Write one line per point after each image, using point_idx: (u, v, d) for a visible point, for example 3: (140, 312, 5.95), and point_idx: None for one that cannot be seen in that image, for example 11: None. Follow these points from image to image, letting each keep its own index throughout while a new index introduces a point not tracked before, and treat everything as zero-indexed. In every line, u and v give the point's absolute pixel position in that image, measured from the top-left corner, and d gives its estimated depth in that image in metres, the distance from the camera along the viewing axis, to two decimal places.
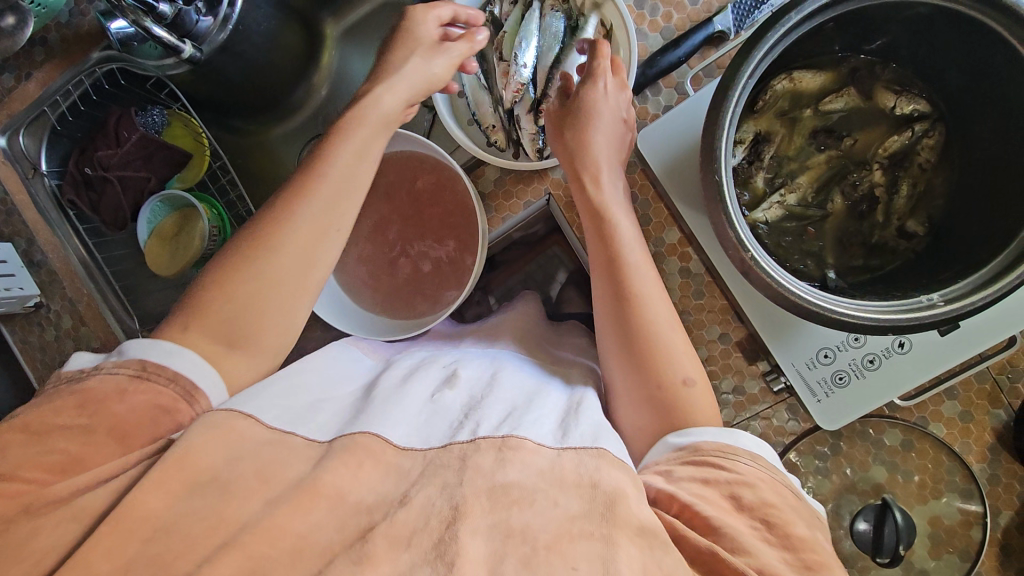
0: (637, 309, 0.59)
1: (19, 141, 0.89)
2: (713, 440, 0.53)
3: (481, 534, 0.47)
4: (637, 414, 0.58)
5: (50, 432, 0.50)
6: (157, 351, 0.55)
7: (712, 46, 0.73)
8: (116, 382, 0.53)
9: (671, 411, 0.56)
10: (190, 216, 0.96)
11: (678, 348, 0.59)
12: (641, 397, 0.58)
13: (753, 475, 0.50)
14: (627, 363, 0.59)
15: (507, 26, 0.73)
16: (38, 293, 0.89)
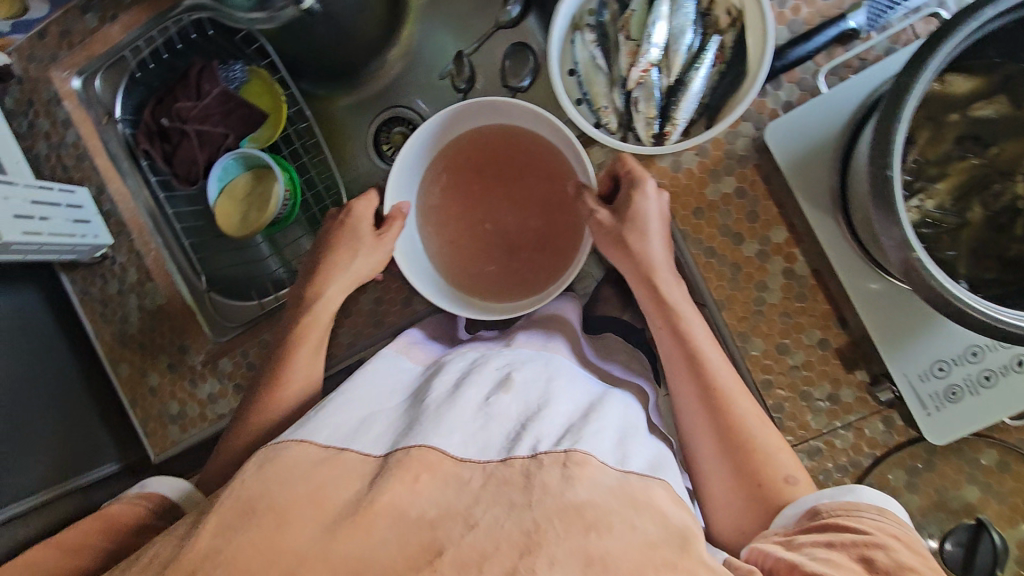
0: (725, 408, 0.66)
1: (95, 84, 0.88)
2: (832, 501, 0.57)
3: (559, 566, 0.49)
4: (736, 502, 0.64)
5: (80, 548, 0.59)
6: (174, 489, 0.66)
7: (840, 44, 0.71)
8: (137, 515, 0.62)
9: (770, 503, 0.62)
10: (265, 176, 0.93)
11: (771, 446, 0.64)
12: (746, 492, 0.63)
13: (881, 536, 0.53)
14: (730, 462, 0.64)
15: (635, 4, 0.72)
16: (111, 243, 0.86)
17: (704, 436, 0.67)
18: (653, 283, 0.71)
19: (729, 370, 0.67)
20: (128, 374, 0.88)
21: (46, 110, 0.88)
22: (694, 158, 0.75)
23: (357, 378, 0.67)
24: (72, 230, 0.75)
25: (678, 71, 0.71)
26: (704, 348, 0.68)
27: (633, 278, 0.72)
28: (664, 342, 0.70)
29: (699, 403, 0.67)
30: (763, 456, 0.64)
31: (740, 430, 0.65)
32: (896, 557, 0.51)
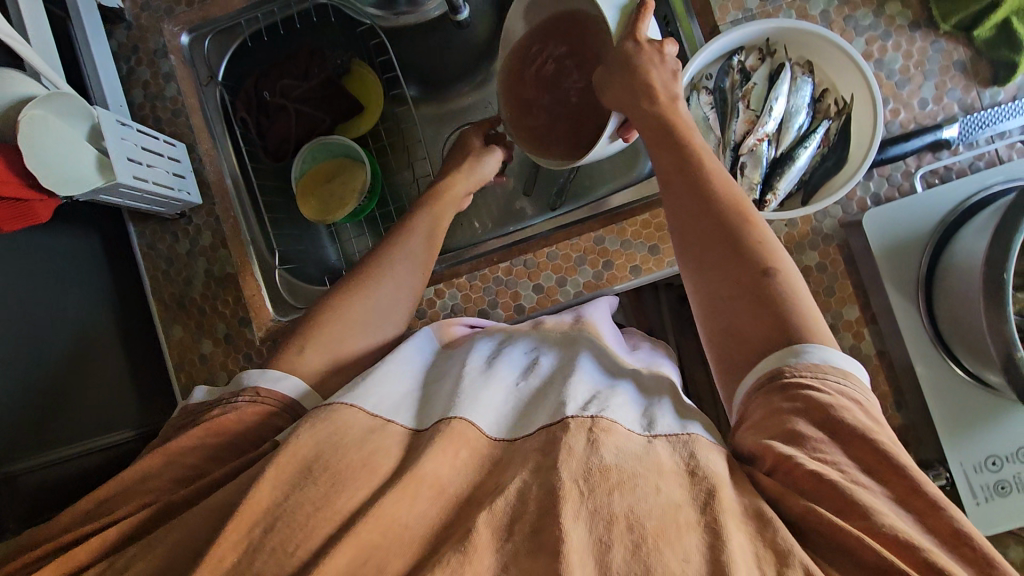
0: (712, 202, 0.57)
1: (203, 44, 0.87)
2: (793, 359, 0.48)
3: (583, 522, 0.45)
4: (730, 337, 0.52)
5: (184, 452, 0.56)
6: (267, 378, 0.61)
7: (931, 152, 0.77)
8: (235, 410, 0.59)
9: (765, 301, 0.51)
10: (348, 166, 0.93)
11: (759, 240, 0.54)
12: (723, 307, 0.53)
13: (849, 405, 0.45)
14: (708, 266, 0.55)
15: (758, 77, 0.77)
16: (197, 202, 0.84)
17: (682, 249, 0.58)
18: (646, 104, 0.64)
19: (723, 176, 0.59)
20: (179, 338, 0.85)
21: (150, 59, 0.87)
22: (783, 227, 0.78)
23: (397, 352, 0.65)
24: (171, 181, 0.74)
25: (787, 146, 0.78)
26: (683, 163, 0.60)
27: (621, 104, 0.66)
28: (659, 162, 0.62)
29: (686, 202, 0.58)
30: (756, 250, 0.54)
31: (734, 222, 0.55)
32: (864, 421, 0.45)
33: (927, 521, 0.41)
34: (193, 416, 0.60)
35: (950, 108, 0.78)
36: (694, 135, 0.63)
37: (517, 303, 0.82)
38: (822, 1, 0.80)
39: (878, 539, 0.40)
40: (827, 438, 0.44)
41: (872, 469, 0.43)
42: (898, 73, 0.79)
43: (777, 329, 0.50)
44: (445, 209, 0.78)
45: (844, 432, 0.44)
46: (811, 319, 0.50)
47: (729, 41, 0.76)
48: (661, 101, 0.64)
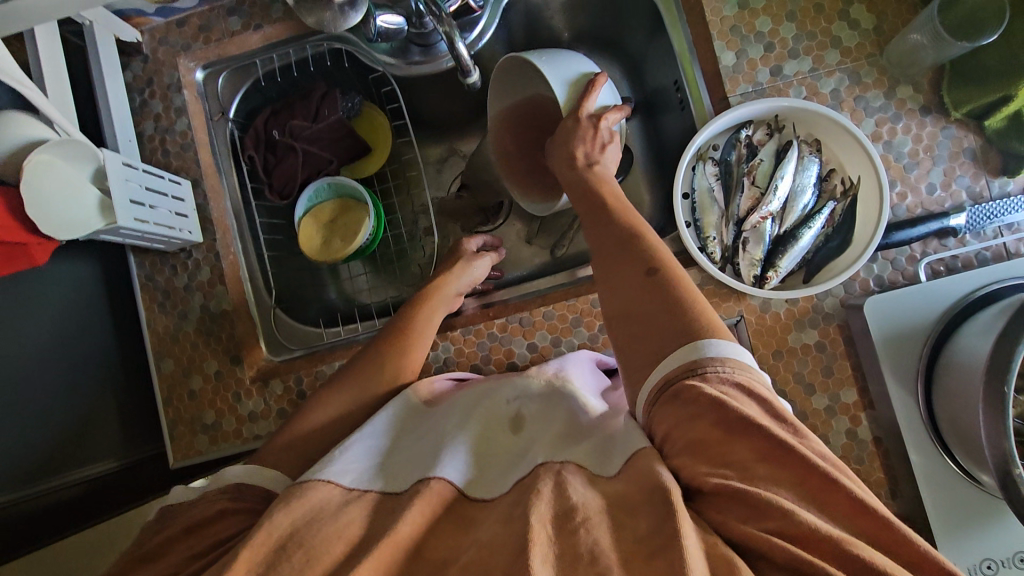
0: (612, 230, 0.63)
1: (218, 82, 0.88)
2: (676, 363, 0.50)
3: (552, 568, 0.43)
4: (636, 346, 0.54)
5: (156, 553, 0.54)
6: (250, 475, 0.60)
7: (937, 238, 0.76)
8: (213, 504, 0.57)
9: (652, 301, 0.55)
10: (354, 206, 0.93)
11: (644, 250, 0.59)
12: (626, 316, 0.56)
13: (734, 393, 0.47)
14: (609, 281, 0.60)
15: (764, 153, 0.78)
16: (199, 239, 0.83)
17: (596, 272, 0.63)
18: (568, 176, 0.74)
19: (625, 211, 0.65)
20: (169, 373, 0.84)
21: (163, 93, 0.87)
22: (784, 303, 0.77)
23: (369, 421, 0.64)
24: (172, 222, 0.74)
25: (790, 223, 0.78)
26: (592, 207, 0.68)
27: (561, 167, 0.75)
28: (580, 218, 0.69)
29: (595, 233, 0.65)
30: (644, 260, 0.58)
31: (628, 240, 0.61)
32: (749, 408, 0.46)
33: (828, 500, 0.43)
34: (169, 512, 0.57)
35: (958, 195, 0.77)
36: (608, 187, 0.70)
37: (510, 360, 0.81)
38: (833, 80, 0.79)
39: (791, 538, 0.41)
40: (724, 438, 0.46)
41: (766, 455, 0.44)
42: (907, 156, 0.78)
43: (671, 323, 0.52)
44: (435, 309, 0.77)
45: (736, 424, 0.45)
46: (703, 309, 0.52)
47: (737, 115, 0.77)
48: (581, 166, 0.72)
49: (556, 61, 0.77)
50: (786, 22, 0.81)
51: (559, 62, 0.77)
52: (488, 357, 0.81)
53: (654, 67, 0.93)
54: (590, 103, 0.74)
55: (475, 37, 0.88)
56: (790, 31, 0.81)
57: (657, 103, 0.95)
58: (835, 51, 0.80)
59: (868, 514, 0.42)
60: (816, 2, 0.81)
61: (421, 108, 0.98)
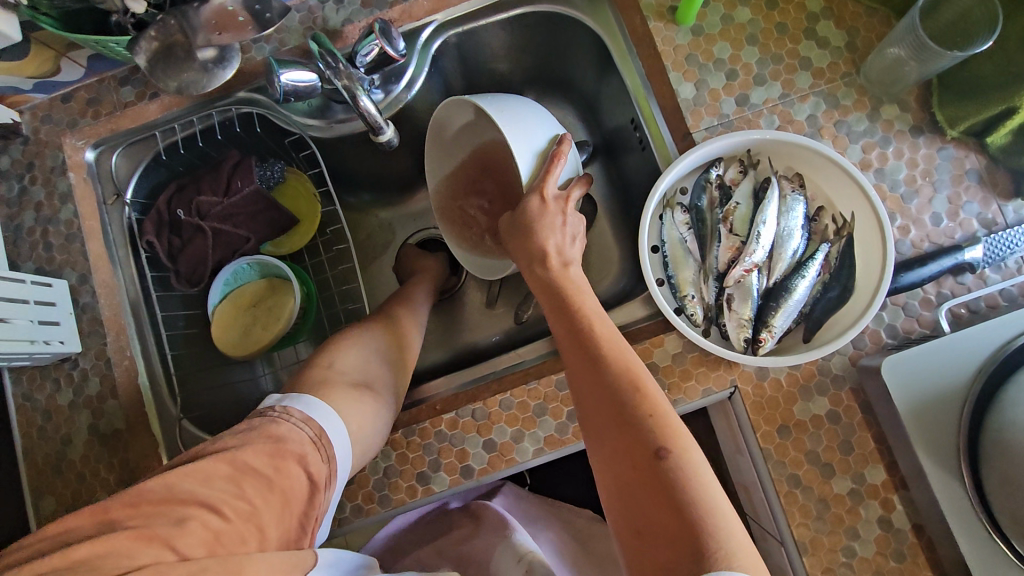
0: (607, 368, 0.52)
1: (110, 160, 0.77)
2: None
3: None
4: (646, 547, 0.44)
5: (244, 476, 0.47)
6: (333, 423, 0.55)
7: (952, 276, 0.65)
8: (300, 441, 0.52)
9: (663, 499, 0.44)
10: (278, 290, 0.81)
11: (653, 414, 0.48)
12: (632, 505, 0.46)
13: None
14: (604, 454, 0.49)
15: (739, 195, 0.67)
16: (78, 349, 0.70)
17: (590, 420, 0.52)
18: (537, 269, 0.61)
19: (623, 344, 0.54)
20: (51, 513, 0.68)
21: (45, 177, 0.76)
22: (784, 368, 0.64)
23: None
24: (34, 334, 0.61)
25: (779, 273, 0.66)
26: (578, 335, 0.55)
27: (522, 261, 0.63)
28: (562, 339, 0.57)
29: (584, 367, 0.53)
30: (652, 428, 0.47)
31: (628, 393, 0.50)
32: None
33: None
34: (256, 423, 0.52)
35: (969, 225, 0.66)
36: (588, 303, 0.58)
37: (465, 464, 0.67)
38: (808, 105, 0.70)
39: None
40: None
41: None
42: (903, 184, 0.68)
43: (682, 544, 0.42)
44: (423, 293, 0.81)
45: None
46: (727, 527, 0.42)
47: (704, 153, 0.66)
48: (556, 264, 0.61)
49: (521, 125, 0.68)
50: (747, 46, 0.71)
51: (524, 127, 0.68)
52: (438, 460, 0.67)
53: (609, 106, 0.84)
54: (554, 179, 0.64)
55: (404, 87, 0.78)
56: (753, 55, 0.71)
57: (616, 144, 0.85)
58: (806, 73, 0.70)
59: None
60: (779, 21, 0.72)
61: (354, 171, 0.87)
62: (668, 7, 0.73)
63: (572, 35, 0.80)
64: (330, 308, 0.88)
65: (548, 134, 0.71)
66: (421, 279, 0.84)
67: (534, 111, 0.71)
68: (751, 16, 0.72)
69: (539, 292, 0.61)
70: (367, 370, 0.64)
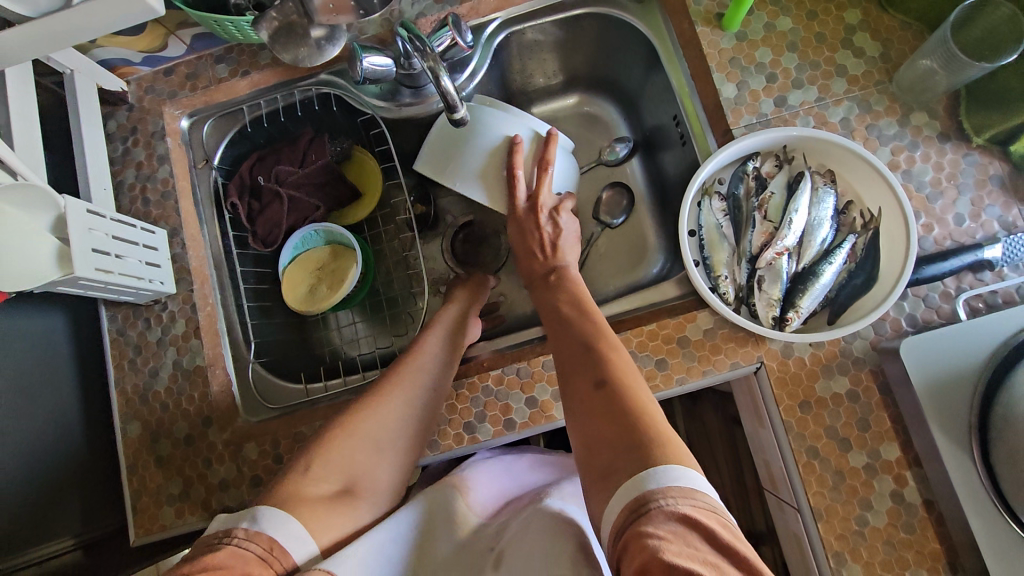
0: (576, 330, 0.65)
1: (203, 129, 0.86)
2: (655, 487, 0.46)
3: None
4: (596, 447, 0.53)
5: None
6: (289, 532, 0.50)
7: (972, 272, 0.70)
8: (244, 561, 0.47)
9: (609, 411, 0.54)
10: (341, 255, 0.88)
11: (610, 358, 0.60)
12: (587, 424, 0.55)
13: (684, 534, 0.43)
14: (567, 399, 0.60)
15: (773, 186, 0.73)
16: (171, 292, 0.79)
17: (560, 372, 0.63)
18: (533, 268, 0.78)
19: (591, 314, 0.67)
20: (136, 436, 0.77)
21: (146, 141, 0.85)
22: (808, 347, 0.70)
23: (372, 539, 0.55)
24: (142, 272, 0.71)
25: (808, 260, 0.71)
26: (558, 317, 0.69)
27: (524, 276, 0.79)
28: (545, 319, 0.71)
29: (560, 332, 0.67)
30: (606, 366, 0.59)
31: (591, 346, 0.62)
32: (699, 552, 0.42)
33: None
34: (196, 552, 0.47)
35: (989, 226, 0.71)
36: (571, 294, 0.71)
37: (507, 417, 0.73)
38: (842, 109, 0.75)
39: None
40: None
41: None
42: (929, 186, 0.73)
43: (623, 444, 0.51)
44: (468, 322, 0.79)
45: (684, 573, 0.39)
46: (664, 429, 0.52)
47: (743, 147, 0.72)
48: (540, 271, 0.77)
49: (464, 163, 0.79)
50: (787, 52, 0.77)
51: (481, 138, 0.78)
52: (483, 413, 0.73)
53: (654, 104, 0.90)
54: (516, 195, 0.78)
55: (466, 78, 0.86)
56: (792, 61, 0.77)
57: (658, 141, 0.92)
58: (842, 79, 0.76)
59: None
60: (818, 31, 0.78)
61: (414, 152, 0.95)
62: (715, 14, 0.80)
63: (623, 37, 0.87)
64: (385, 277, 0.95)
65: (502, 140, 0.78)
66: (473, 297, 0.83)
67: (480, 120, 0.78)
68: (792, 25, 0.78)
69: (534, 293, 0.76)
70: (357, 463, 0.60)
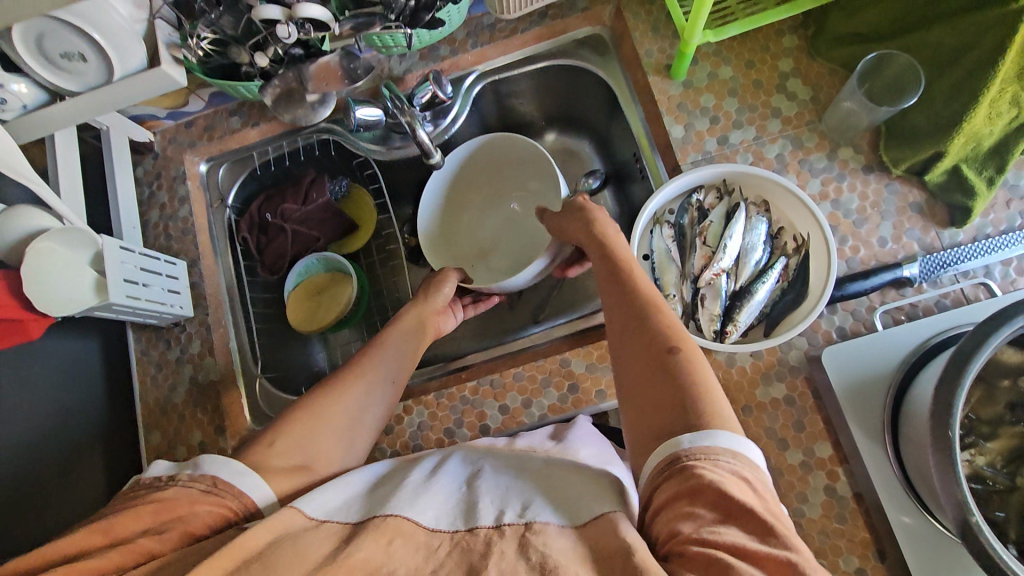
0: (636, 290, 0.65)
1: (218, 173, 0.98)
2: (728, 445, 0.48)
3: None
4: (647, 399, 0.55)
5: (128, 538, 0.51)
6: (228, 469, 0.57)
7: (895, 288, 0.78)
8: (190, 494, 0.55)
9: (660, 371, 0.56)
10: (339, 280, 0.99)
11: (667, 322, 0.60)
12: (641, 379, 0.57)
13: (742, 484, 0.46)
14: (622, 352, 0.61)
15: (713, 216, 0.83)
16: (189, 315, 0.90)
17: (614, 325, 0.64)
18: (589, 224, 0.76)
19: (646, 279, 0.68)
20: (158, 443, 0.87)
21: (168, 185, 0.97)
22: (749, 357, 0.78)
23: (345, 476, 0.62)
24: (164, 298, 0.80)
25: (745, 279, 0.81)
26: (619, 279, 0.67)
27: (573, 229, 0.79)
28: (599, 272, 0.70)
29: (616, 290, 0.66)
30: (664, 329, 0.59)
31: (653, 308, 0.63)
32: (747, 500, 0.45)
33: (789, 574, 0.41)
34: (143, 493, 0.55)
35: (910, 246, 0.80)
36: (628, 261, 0.71)
37: (483, 423, 0.82)
38: (776, 146, 0.85)
39: None
40: (729, 517, 0.44)
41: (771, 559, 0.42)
42: (855, 213, 0.82)
43: (676, 404, 0.52)
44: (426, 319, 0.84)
45: (736, 511, 0.44)
46: (712, 392, 0.53)
47: (686, 182, 0.82)
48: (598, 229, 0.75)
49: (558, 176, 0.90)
50: (728, 97, 0.88)
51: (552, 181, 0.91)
52: (462, 420, 0.83)
53: (619, 140, 1.00)
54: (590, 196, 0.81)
55: (449, 123, 0.98)
56: (733, 104, 0.87)
57: (624, 173, 1.01)
58: (777, 120, 0.86)
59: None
60: (755, 78, 0.88)
61: (405, 187, 1.06)
62: (664, 64, 0.90)
63: (588, 84, 0.98)
64: (379, 299, 1.05)
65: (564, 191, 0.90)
66: (438, 290, 0.87)
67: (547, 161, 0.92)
68: (732, 73, 0.88)
69: (592, 253, 0.73)
70: (313, 445, 0.64)
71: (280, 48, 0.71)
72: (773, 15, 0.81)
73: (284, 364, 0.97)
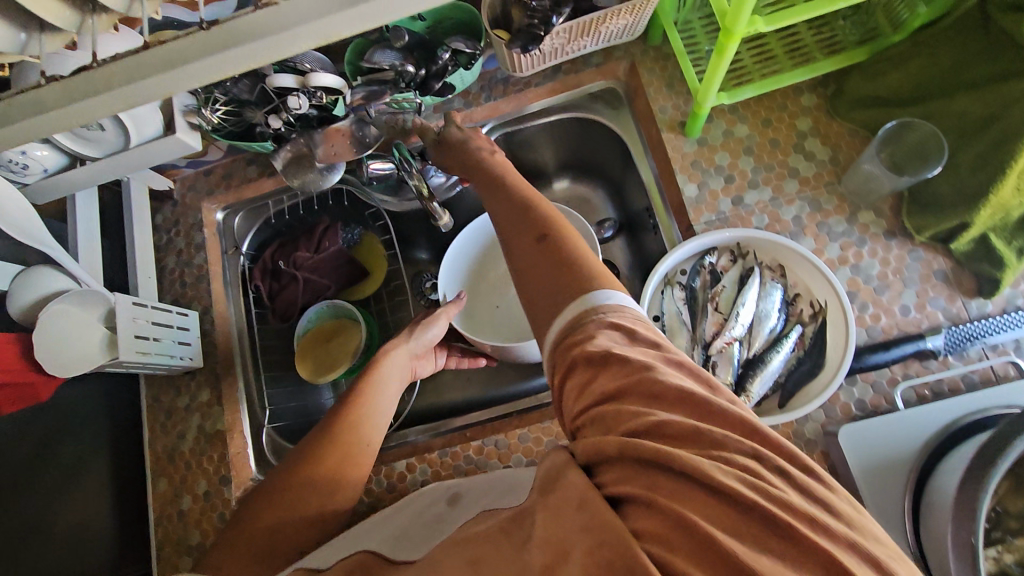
0: (513, 190, 0.66)
1: (234, 220, 1.00)
2: (605, 300, 0.52)
3: None
4: (538, 287, 0.57)
5: None
6: None
7: (918, 360, 0.74)
8: None
9: (541, 261, 0.58)
10: (347, 327, 0.98)
11: (540, 213, 0.62)
12: (529, 271, 0.59)
13: (621, 331, 0.49)
14: (509, 251, 0.62)
15: (726, 280, 0.81)
16: (199, 365, 0.90)
17: (499, 227, 0.65)
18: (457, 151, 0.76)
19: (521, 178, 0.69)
20: (164, 492, 0.87)
21: (186, 232, 0.98)
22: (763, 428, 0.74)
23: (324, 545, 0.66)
24: (174, 350, 0.82)
25: (758, 347, 0.79)
26: (496, 191, 0.69)
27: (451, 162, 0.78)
28: (480, 185, 0.71)
29: (496, 193, 0.68)
30: (540, 219, 0.62)
31: (532, 202, 0.64)
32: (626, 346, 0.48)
33: (685, 406, 0.44)
34: None
35: (934, 316, 0.76)
36: (503, 169, 0.71)
37: None
38: (794, 208, 0.83)
39: (673, 444, 0.41)
40: (614, 361, 0.47)
41: (662, 395, 0.44)
42: (876, 279, 0.79)
43: (553, 293, 0.55)
44: (388, 373, 0.81)
45: (620, 362, 0.46)
46: (589, 261, 0.56)
47: (700, 244, 0.80)
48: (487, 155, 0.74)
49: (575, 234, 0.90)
50: (744, 156, 0.86)
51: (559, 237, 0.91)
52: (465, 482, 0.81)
53: (632, 192, 0.98)
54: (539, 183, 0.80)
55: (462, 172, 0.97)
56: (749, 163, 0.86)
57: (637, 223, 1.00)
58: (794, 181, 0.84)
59: (761, 436, 0.42)
60: (772, 137, 0.86)
61: (416, 234, 1.06)
62: (679, 122, 0.89)
63: (602, 137, 0.98)
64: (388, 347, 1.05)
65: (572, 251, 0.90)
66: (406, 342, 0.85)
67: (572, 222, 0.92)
68: (748, 132, 0.87)
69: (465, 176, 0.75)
70: (280, 531, 0.67)
71: (291, 115, 0.75)
72: (789, 78, 0.80)
73: (292, 413, 0.97)
